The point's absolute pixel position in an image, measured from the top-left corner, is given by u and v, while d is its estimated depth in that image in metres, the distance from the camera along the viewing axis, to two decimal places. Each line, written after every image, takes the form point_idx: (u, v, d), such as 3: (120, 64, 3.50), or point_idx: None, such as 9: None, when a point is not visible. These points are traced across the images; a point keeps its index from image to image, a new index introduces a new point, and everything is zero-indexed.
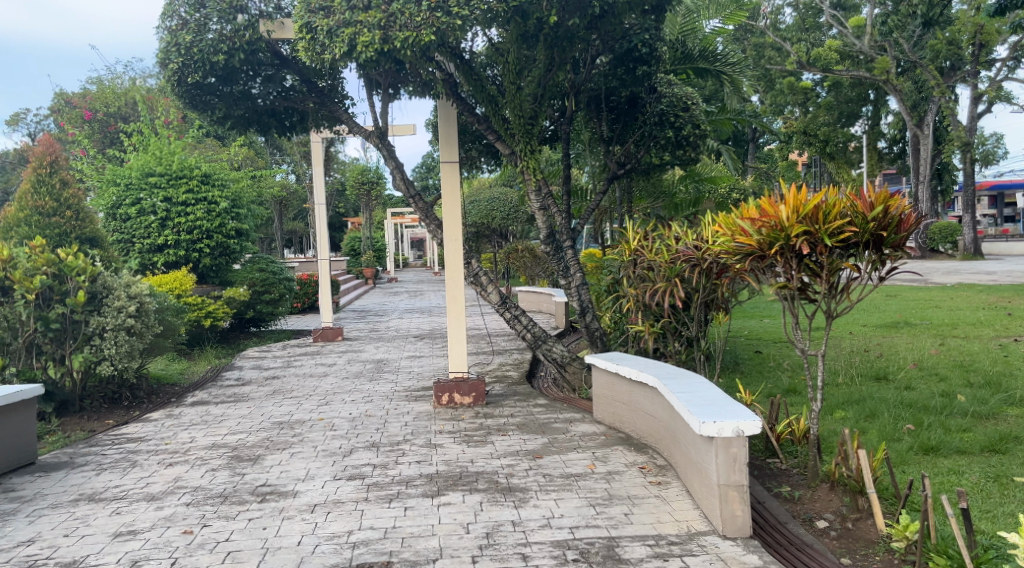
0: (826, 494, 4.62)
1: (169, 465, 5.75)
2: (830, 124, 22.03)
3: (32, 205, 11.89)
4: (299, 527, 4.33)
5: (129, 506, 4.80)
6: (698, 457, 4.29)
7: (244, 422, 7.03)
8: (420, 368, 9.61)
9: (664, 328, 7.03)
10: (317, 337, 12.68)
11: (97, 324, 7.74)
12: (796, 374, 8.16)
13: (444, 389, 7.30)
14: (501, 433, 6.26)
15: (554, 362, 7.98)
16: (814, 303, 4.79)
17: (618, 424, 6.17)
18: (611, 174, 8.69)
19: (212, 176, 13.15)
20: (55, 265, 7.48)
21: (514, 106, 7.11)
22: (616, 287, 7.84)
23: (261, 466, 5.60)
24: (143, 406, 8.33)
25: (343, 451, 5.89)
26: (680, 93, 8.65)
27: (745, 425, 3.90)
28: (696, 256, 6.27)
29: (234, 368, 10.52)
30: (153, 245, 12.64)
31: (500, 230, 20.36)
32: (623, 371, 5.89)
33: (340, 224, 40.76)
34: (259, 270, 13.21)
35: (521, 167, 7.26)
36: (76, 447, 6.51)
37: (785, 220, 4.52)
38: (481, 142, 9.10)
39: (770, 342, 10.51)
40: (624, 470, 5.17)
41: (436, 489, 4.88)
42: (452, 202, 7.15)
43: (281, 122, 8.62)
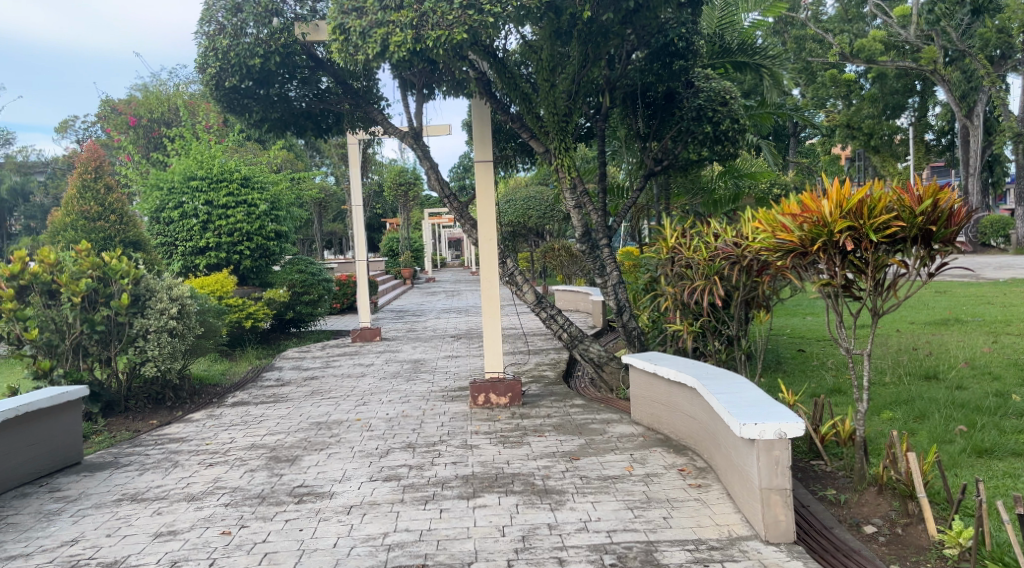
0: (874, 499, 4.49)
1: (209, 465, 5.80)
2: (875, 116, 21.52)
3: (78, 211, 13.08)
4: (335, 529, 4.32)
5: (169, 506, 4.85)
6: (739, 459, 4.19)
7: (283, 423, 7.08)
8: (457, 368, 9.60)
9: (703, 327, 6.91)
10: (356, 337, 12.76)
11: (141, 326, 7.84)
12: (841, 373, 7.97)
13: (480, 390, 7.27)
14: (538, 433, 6.20)
15: (591, 361, 7.91)
16: (860, 300, 4.64)
17: (656, 425, 6.07)
18: (648, 170, 8.61)
19: (251, 179, 13.26)
20: (100, 268, 7.64)
21: (548, 104, 7.02)
22: (654, 285, 7.73)
23: (299, 467, 5.62)
24: (185, 406, 8.44)
25: (380, 452, 5.89)
26: (718, 87, 8.48)
27: (788, 427, 3.79)
28: (735, 254, 6.12)
29: (274, 369, 10.62)
30: (195, 247, 12.77)
31: (536, 229, 20.28)
32: (661, 371, 5.79)
33: (378, 225, 41.05)
34: (298, 271, 13.32)
35: (555, 165, 7.19)
36: (120, 447, 6.61)
37: (828, 216, 4.39)
38: (515, 141, 9.06)
39: (813, 341, 10.30)
40: (662, 472, 5.08)
41: (472, 491, 4.84)
42: (486, 201, 7.11)
43: (317, 125, 8.64)
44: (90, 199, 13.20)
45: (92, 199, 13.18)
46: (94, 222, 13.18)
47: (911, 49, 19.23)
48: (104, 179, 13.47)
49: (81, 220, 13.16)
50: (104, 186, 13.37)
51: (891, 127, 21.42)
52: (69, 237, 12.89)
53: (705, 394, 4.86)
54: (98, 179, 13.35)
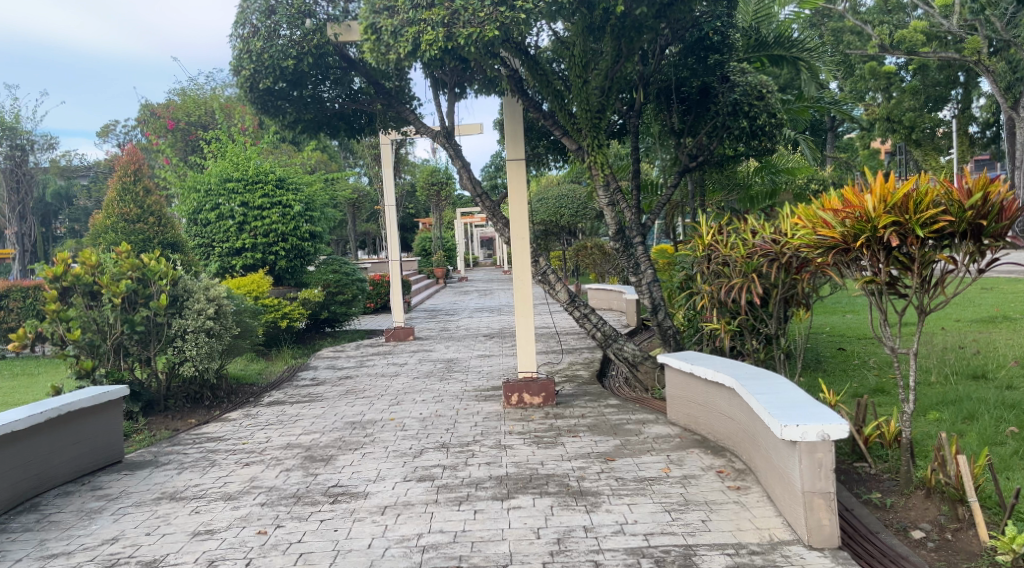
0: (922, 502, 4.45)
1: (245, 464, 5.82)
2: (916, 109, 21.01)
3: (119, 213, 13.31)
4: (369, 530, 4.30)
5: (206, 505, 4.87)
6: (780, 462, 4.09)
7: (318, 422, 7.10)
8: (491, 367, 9.55)
9: (741, 325, 6.80)
10: (389, 336, 12.79)
11: (179, 326, 7.97)
12: (884, 373, 7.79)
13: (513, 389, 7.23)
14: (572, 434, 6.14)
15: (626, 361, 7.82)
16: (905, 298, 4.52)
17: (693, 426, 5.98)
18: (683, 167, 8.46)
19: (286, 181, 13.35)
20: (140, 270, 7.73)
21: (581, 101, 6.93)
22: (690, 283, 7.63)
23: (333, 466, 5.62)
24: (222, 406, 8.52)
25: (414, 452, 5.87)
26: (754, 81, 8.17)
27: (831, 429, 3.69)
28: (773, 251, 5.99)
29: (309, 368, 10.67)
30: (232, 248, 12.91)
31: (569, 228, 20.15)
32: (698, 370, 5.69)
33: (411, 225, 41.18)
34: (332, 271, 13.40)
35: (588, 162, 7.12)
36: (159, 446, 6.67)
37: (871, 211, 4.28)
38: (547, 139, 9.00)
39: (854, 339, 10.11)
40: (700, 474, 4.99)
41: (506, 492, 4.79)
42: (519, 200, 7.06)
43: (350, 125, 8.71)
44: (129, 202, 13.40)
45: (131, 201, 13.38)
46: (134, 224, 13.39)
47: (954, 39, 18.73)
48: (142, 182, 13.66)
49: (120, 223, 13.36)
50: (143, 188, 13.57)
51: (933, 119, 20.90)
52: (109, 240, 13.10)
53: (745, 395, 4.76)
54: (137, 182, 13.53)
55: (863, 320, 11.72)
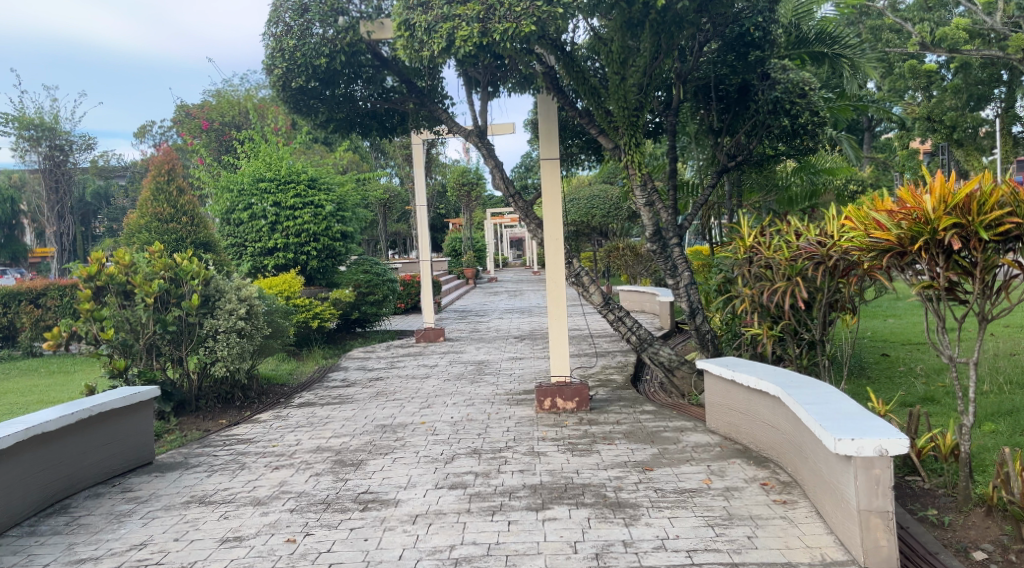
0: (982, 521, 4.32)
1: (275, 468, 5.73)
2: (958, 108, 20.42)
3: (152, 213, 13.38)
4: (400, 540, 4.17)
5: (236, 510, 4.77)
6: (832, 477, 3.89)
7: (348, 425, 7.00)
8: (523, 370, 9.40)
9: (784, 330, 6.58)
10: (420, 337, 12.70)
11: (210, 326, 7.89)
12: (933, 380, 7.52)
13: (546, 394, 7.06)
14: (608, 441, 5.97)
15: (662, 365, 7.62)
16: (965, 304, 4.31)
17: (734, 435, 5.77)
18: (721, 167, 8.22)
19: (318, 180, 13.37)
20: (172, 270, 7.70)
21: (619, 99, 6.79)
22: (729, 286, 7.42)
23: (364, 472, 5.51)
24: (254, 406, 8.46)
25: (445, 457, 5.73)
26: (797, 78, 7.90)
27: (890, 443, 3.49)
28: (819, 254, 5.77)
29: (339, 369, 10.60)
30: (264, 248, 12.94)
31: (601, 229, 19.91)
32: (740, 377, 5.48)
33: (442, 225, 41.16)
34: (364, 271, 13.35)
35: (625, 161, 6.94)
36: (190, 447, 6.61)
37: (930, 212, 4.08)
38: (582, 137, 8.82)
39: (898, 345, 9.83)
40: (744, 486, 4.80)
41: (541, 502, 4.63)
42: (553, 200, 6.91)
43: (382, 124, 8.60)
44: (163, 201, 13.45)
45: (165, 201, 13.43)
46: (167, 223, 13.44)
47: (997, 37, 17.82)
48: (176, 181, 13.69)
49: (154, 222, 13.41)
50: (177, 188, 13.60)
51: (975, 119, 20.13)
52: (143, 239, 13.18)
53: (792, 404, 4.55)
54: (170, 182, 13.57)
55: (906, 325, 11.40)
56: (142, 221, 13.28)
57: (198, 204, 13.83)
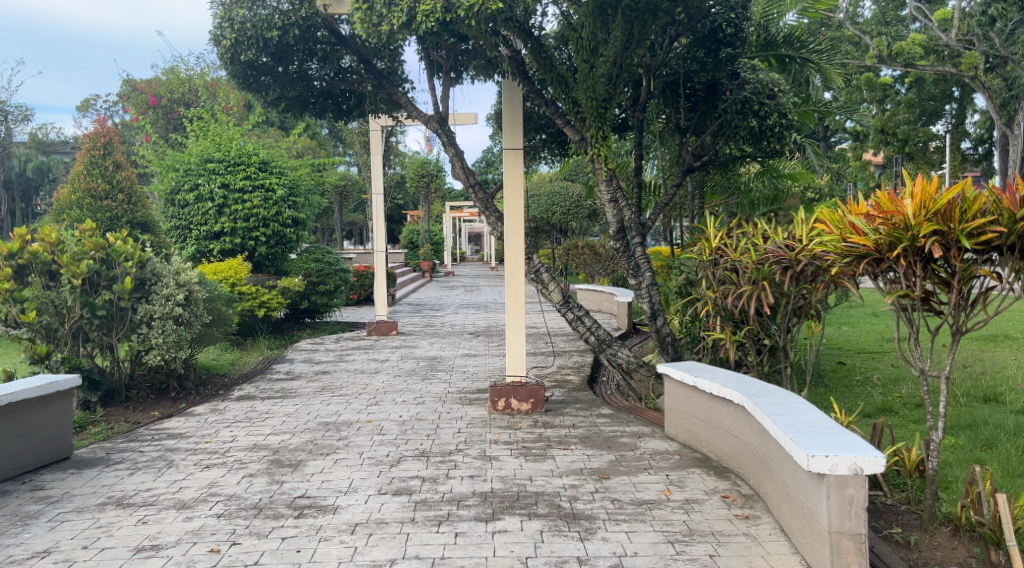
0: (948, 542, 4.16)
1: (205, 467, 5.32)
2: (911, 122, 20.29)
3: (85, 188, 12.78)
4: (336, 552, 3.83)
5: (157, 515, 4.37)
6: (801, 495, 3.64)
7: (289, 422, 6.62)
8: (477, 368, 9.07)
9: (746, 336, 6.37)
10: (371, 330, 12.31)
11: (145, 312, 7.45)
12: (890, 391, 7.39)
13: (500, 394, 6.76)
14: (563, 446, 5.69)
15: (619, 368, 7.36)
16: (939, 315, 4.11)
17: (694, 443, 5.53)
18: (686, 167, 8.02)
19: (270, 163, 12.87)
20: (103, 250, 7.20)
21: (587, 88, 6.50)
22: (690, 289, 7.21)
23: (302, 473, 5.14)
24: (190, 398, 8.01)
25: (391, 460, 5.39)
26: (766, 79, 7.71)
27: (865, 462, 3.25)
28: (787, 259, 5.56)
29: (284, 361, 10.14)
30: (210, 231, 12.42)
31: (559, 227, 19.63)
32: (702, 384, 5.25)
33: (400, 217, 40.55)
34: (315, 260, 12.85)
35: (590, 154, 6.65)
36: (114, 442, 6.17)
37: (911, 219, 3.86)
38: (547, 131, 8.51)
39: (854, 353, 9.76)
40: (704, 499, 4.56)
41: (491, 512, 4.32)
42: (514, 191, 6.60)
43: (338, 105, 8.18)
44: (97, 176, 12.90)
45: (98, 177, 12.86)
46: (101, 200, 12.85)
47: (951, 53, 17.71)
48: (113, 156, 13.19)
49: (87, 198, 12.81)
50: (113, 163, 13.10)
51: (926, 133, 20.06)
52: (74, 216, 12.54)
53: (759, 414, 4.32)
54: (107, 156, 13.06)
55: (862, 333, 11.37)
56: (74, 197, 12.66)
57: (135, 181, 13.33)
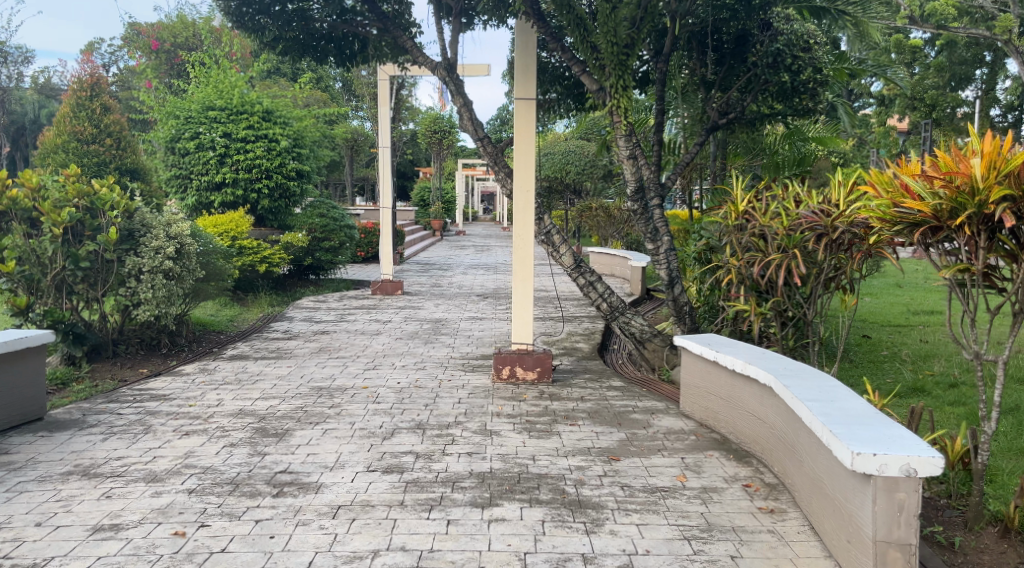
0: (997, 545, 3.74)
1: (184, 434, 4.94)
2: (938, 86, 19.34)
3: (71, 131, 12.28)
4: (314, 540, 3.43)
5: (124, 488, 4.00)
6: (839, 494, 3.21)
7: (280, 385, 6.24)
8: (483, 333, 8.64)
9: (772, 309, 5.89)
10: (375, 290, 11.91)
11: (133, 265, 7.05)
12: (921, 368, 6.94)
13: (505, 362, 6.34)
14: (570, 421, 5.27)
15: (632, 337, 6.95)
16: (1002, 294, 3.63)
17: (712, 422, 5.11)
18: (711, 124, 7.46)
19: (274, 113, 12.44)
20: (87, 198, 6.76)
21: (608, 32, 5.91)
22: (711, 255, 6.73)
23: (287, 445, 4.75)
24: (182, 356, 7.65)
25: (384, 432, 4.98)
26: (802, 30, 7.16)
27: (920, 463, 2.81)
28: (821, 225, 5.09)
29: (283, 319, 9.75)
30: (211, 182, 11.97)
31: (574, 187, 18.99)
32: (724, 359, 4.81)
33: (412, 174, 39.89)
34: (319, 215, 12.35)
35: (609, 106, 6.14)
36: (94, 402, 5.80)
37: (979, 181, 3.38)
38: (562, 83, 7.94)
39: (880, 326, 9.28)
40: (723, 487, 4.14)
41: (487, 497, 3.91)
42: (525, 144, 6.09)
43: (340, 50, 7.67)
44: (84, 120, 12.40)
45: (85, 120, 12.36)
46: (88, 145, 12.36)
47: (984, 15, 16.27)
48: (100, 99, 12.66)
49: (73, 142, 12.32)
50: (100, 106, 12.56)
51: (956, 99, 19.19)
52: (60, 160, 12.03)
53: (789, 397, 3.87)
54: (94, 99, 12.55)
55: (887, 305, 10.87)
56: (59, 141, 12.17)
57: (125, 125, 12.83)
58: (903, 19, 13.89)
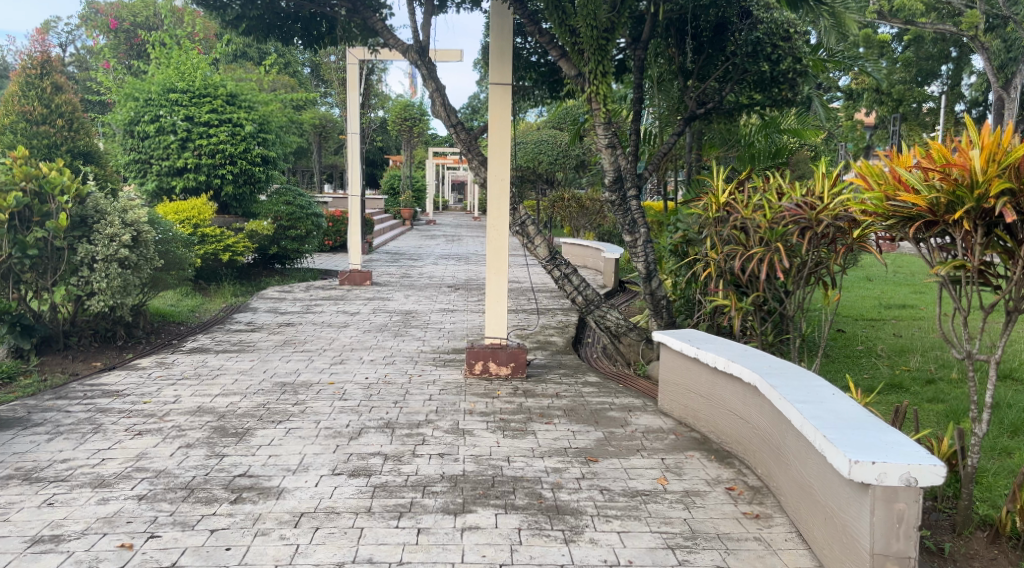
0: (987, 551, 3.60)
1: (137, 434, 4.66)
2: (906, 81, 19.38)
3: (18, 111, 11.41)
4: (273, 552, 3.20)
5: (68, 495, 3.73)
6: (831, 501, 3.05)
7: (242, 381, 5.96)
8: (454, 325, 8.41)
9: (752, 303, 5.74)
10: (343, 280, 11.62)
11: (85, 253, 6.71)
12: (898, 363, 6.84)
13: (478, 356, 6.13)
14: (545, 420, 5.08)
15: (607, 331, 6.76)
16: (997, 290, 3.47)
17: (691, 420, 4.95)
18: (689, 114, 7.27)
19: (238, 97, 12.07)
20: (36, 181, 6.40)
21: (587, 15, 5.70)
22: (687, 247, 6.56)
23: (247, 445, 4.49)
24: (139, 348, 7.33)
25: (351, 432, 4.74)
26: (781, 18, 6.97)
27: (920, 471, 2.65)
28: (805, 218, 4.93)
29: (247, 310, 9.43)
30: (172, 167, 11.56)
31: (546, 177, 18.78)
32: (705, 356, 4.64)
33: (381, 161, 39.36)
34: (285, 202, 11.99)
35: (587, 93, 5.93)
36: (41, 399, 5.49)
37: (978, 173, 3.23)
38: (537, 69, 7.72)
39: (854, 320, 9.20)
40: (706, 491, 3.97)
41: (460, 503, 3.70)
42: (501, 130, 5.85)
43: (307, 31, 7.37)
44: (33, 99, 11.52)
45: (35, 99, 11.53)
46: (37, 125, 11.52)
47: (953, 11, 16.21)
48: (51, 77, 11.86)
49: (21, 122, 11.46)
50: (51, 85, 11.72)
51: (922, 94, 19.26)
52: (5, 142, 11.28)
53: (776, 398, 3.70)
54: (44, 77, 11.75)
55: (861, 298, 10.80)
56: (5, 121, 11.31)
57: (77, 105, 12.08)
58: (873, 13, 13.88)
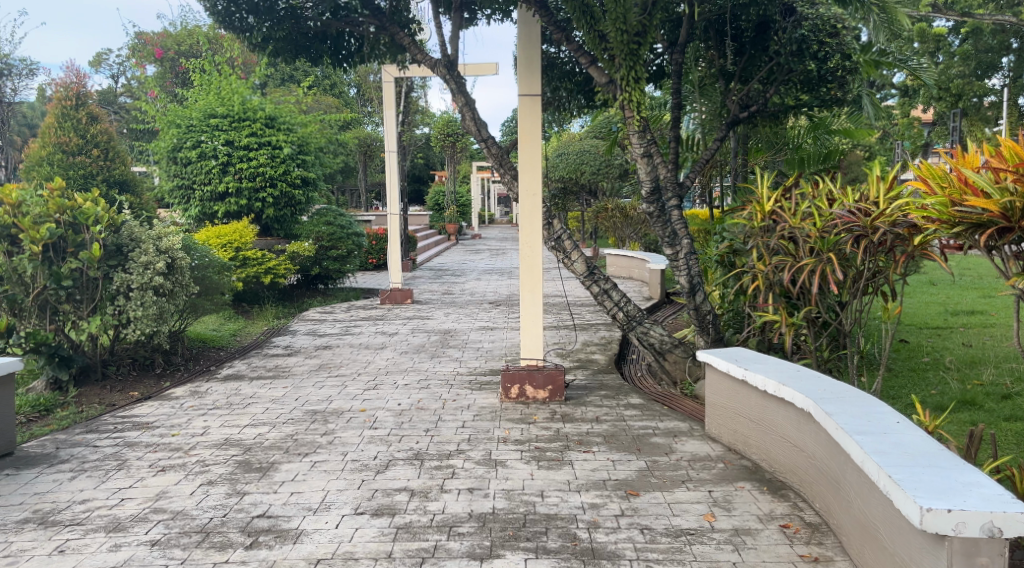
0: None
1: (160, 471, 4.51)
2: (965, 75, 18.52)
3: (55, 142, 11.58)
4: None
5: (80, 541, 3.57)
6: (900, 548, 2.70)
7: (273, 410, 5.79)
8: (493, 345, 8.15)
9: (805, 318, 5.35)
10: (385, 299, 11.48)
11: (121, 282, 6.64)
12: (969, 377, 6.36)
13: (513, 380, 5.85)
14: (584, 448, 4.78)
15: (651, 348, 6.42)
16: None
17: (741, 447, 4.60)
18: (731, 119, 6.84)
19: (277, 119, 12.08)
20: (69, 212, 6.35)
21: (617, 19, 5.41)
22: (733, 258, 6.21)
23: (269, 481, 4.30)
24: (176, 376, 7.25)
25: (378, 465, 4.52)
26: (828, 13, 6.57)
27: (1004, 522, 2.30)
28: (859, 226, 4.54)
29: (286, 333, 9.34)
30: (214, 192, 11.61)
31: (590, 187, 18.46)
32: (754, 378, 4.29)
33: (427, 177, 39.47)
34: (326, 223, 12.01)
35: (620, 100, 5.66)
36: (71, 433, 5.40)
37: None
38: (572, 79, 7.45)
39: (918, 329, 8.68)
40: (758, 529, 3.63)
41: (487, 547, 3.44)
42: (531, 144, 5.60)
43: (336, 49, 7.24)
44: (69, 130, 11.70)
45: (71, 130, 11.70)
46: (74, 156, 11.70)
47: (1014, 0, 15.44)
48: (87, 108, 12.01)
49: (58, 154, 11.62)
50: (87, 115, 11.90)
51: (983, 88, 18.39)
52: (45, 173, 11.44)
53: (832, 427, 3.35)
54: (81, 107, 11.89)
55: (924, 305, 10.22)
56: (44, 152, 11.48)
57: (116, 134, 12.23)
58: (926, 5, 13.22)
